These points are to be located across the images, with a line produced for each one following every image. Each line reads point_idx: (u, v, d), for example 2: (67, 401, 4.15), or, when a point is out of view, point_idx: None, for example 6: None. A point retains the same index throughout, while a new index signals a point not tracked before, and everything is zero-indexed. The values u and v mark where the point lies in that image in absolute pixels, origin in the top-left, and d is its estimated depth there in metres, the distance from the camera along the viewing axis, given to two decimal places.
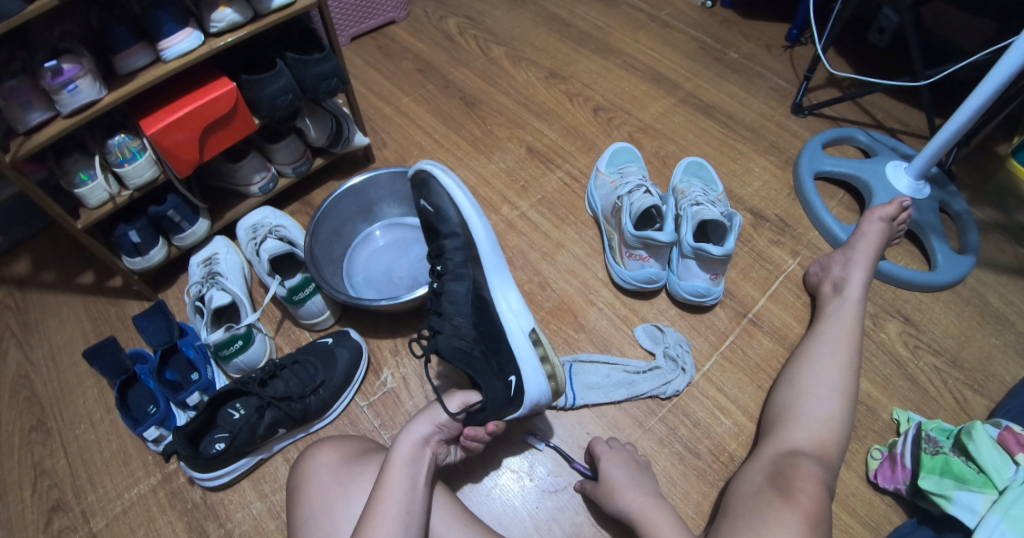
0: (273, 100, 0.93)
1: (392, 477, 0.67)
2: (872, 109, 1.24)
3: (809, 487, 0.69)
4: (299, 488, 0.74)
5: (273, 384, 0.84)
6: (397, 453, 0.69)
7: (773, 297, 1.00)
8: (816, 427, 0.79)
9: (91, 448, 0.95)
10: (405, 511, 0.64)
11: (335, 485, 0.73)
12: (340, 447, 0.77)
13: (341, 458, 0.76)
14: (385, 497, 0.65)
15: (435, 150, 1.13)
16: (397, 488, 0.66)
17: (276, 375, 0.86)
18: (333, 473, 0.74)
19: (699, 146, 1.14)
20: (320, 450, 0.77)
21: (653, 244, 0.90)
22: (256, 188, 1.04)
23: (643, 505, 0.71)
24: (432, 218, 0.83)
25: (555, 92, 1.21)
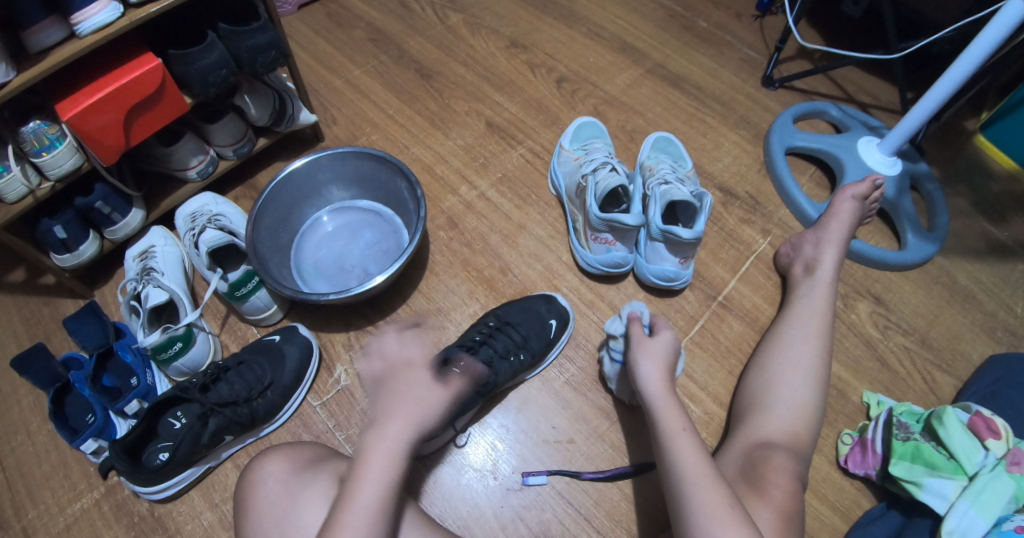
0: (204, 76, 0.85)
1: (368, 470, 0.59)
2: (842, 80, 1.20)
3: (780, 480, 0.68)
4: (248, 500, 0.69)
5: (216, 388, 0.79)
6: (381, 436, 0.60)
7: (743, 279, 0.97)
8: (788, 416, 0.77)
9: (29, 461, 0.89)
10: (379, 515, 0.57)
11: (285, 494, 0.68)
12: (290, 454, 0.73)
13: (292, 466, 0.71)
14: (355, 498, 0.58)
15: (389, 127, 1.05)
16: (370, 479, 0.58)
17: (220, 378, 0.80)
18: (283, 483, 0.69)
19: (668, 120, 1.09)
20: (269, 459, 0.72)
21: (620, 228, 0.85)
22: (193, 173, 0.95)
23: (665, 399, 0.68)
24: (542, 329, 0.84)
25: (516, 63, 1.13)
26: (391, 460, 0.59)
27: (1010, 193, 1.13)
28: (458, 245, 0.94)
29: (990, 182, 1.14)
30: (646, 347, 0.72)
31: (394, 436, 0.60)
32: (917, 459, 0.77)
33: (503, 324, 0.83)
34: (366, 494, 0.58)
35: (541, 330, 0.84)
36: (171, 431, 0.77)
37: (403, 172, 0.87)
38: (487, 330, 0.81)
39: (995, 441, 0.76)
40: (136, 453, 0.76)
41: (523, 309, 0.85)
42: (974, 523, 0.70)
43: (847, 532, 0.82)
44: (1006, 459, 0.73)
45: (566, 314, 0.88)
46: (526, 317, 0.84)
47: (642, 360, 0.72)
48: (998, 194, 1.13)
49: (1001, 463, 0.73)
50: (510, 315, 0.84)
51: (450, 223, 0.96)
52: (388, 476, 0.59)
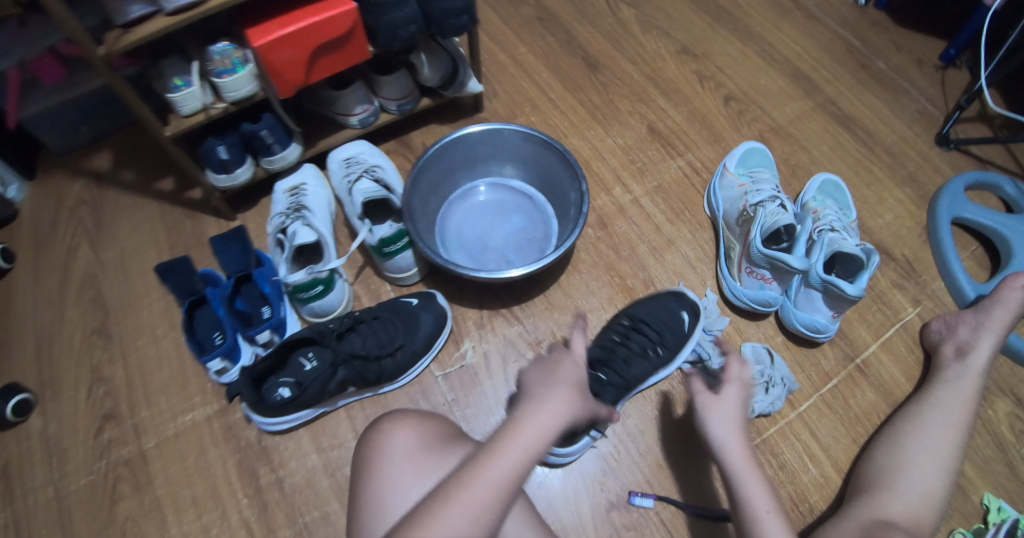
0: (393, 29, 0.83)
1: (505, 450, 0.54)
2: (1022, 156, 1.10)
3: None
4: (370, 464, 0.68)
5: (349, 340, 0.79)
6: (517, 430, 0.56)
7: (885, 346, 0.92)
8: (917, 501, 0.72)
9: (150, 364, 0.93)
10: (496, 509, 0.52)
11: (411, 473, 0.66)
12: (420, 428, 0.71)
13: (419, 443, 0.69)
14: (480, 480, 0.52)
15: (549, 111, 1.03)
16: (507, 456, 0.54)
17: (354, 329, 0.80)
18: (410, 459, 0.67)
19: (833, 162, 1.03)
20: (399, 429, 0.69)
21: (781, 268, 0.82)
22: (354, 120, 0.94)
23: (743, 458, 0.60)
24: (675, 321, 0.82)
25: (685, 71, 1.09)
26: (542, 437, 0.56)
27: None
28: (605, 246, 0.92)
29: None
30: (716, 405, 0.61)
31: (541, 413, 0.57)
32: None
33: (636, 323, 0.82)
34: (494, 468, 0.53)
35: (674, 327, 0.82)
36: (299, 370, 0.79)
37: (571, 164, 0.84)
38: (622, 330, 0.81)
39: None
40: (261, 382, 0.77)
41: (654, 303, 0.84)
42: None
43: None
44: None
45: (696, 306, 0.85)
46: (659, 312, 0.83)
47: (714, 420, 0.61)
48: None
49: None
50: (642, 314, 0.83)
51: (599, 222, 0.94)
52: (521, 453, 0.54)
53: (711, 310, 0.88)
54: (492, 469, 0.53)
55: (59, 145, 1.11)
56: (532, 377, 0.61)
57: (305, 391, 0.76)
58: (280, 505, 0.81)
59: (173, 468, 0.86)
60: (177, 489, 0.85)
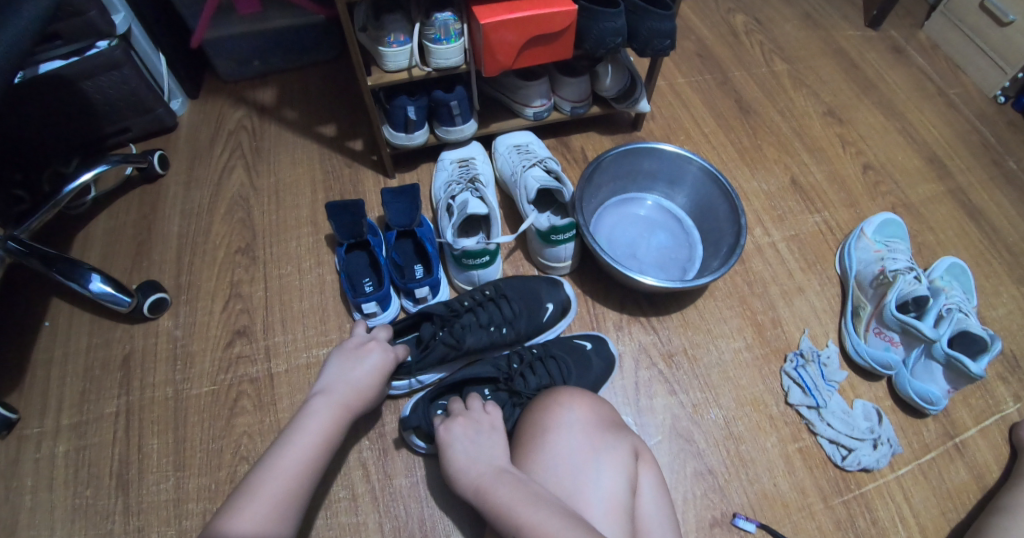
0: (601, 37, 0.89)
1: (306, 431, 0.66)
2: None
3: None
4: (540, 414, 0.69)
5: (524, 379, 0.78)
6: (317, 408, 0.68)
7: (983, 433, 0.95)
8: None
9: (290, 291, 0.97)
10: (298, 481, 0.62)
11: (587, 447, 0.65)
12: (596, 407, 0.70)
13: (596, 421, 0.68)
14: (286, 451, 0.63)
15: (701, 143, 1.07)
16: (309, 430, 0.66)
17: (528, 369, 0.79)
18: (587, 435, 0.66)
19: (958, 249, 1.07)
20: (577, 402, 0.69)
21: (910, 332, 0.86)
22: (530, 112, 0.99)
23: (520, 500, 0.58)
24: (539, 307, 0.86)
25: (829, 132, 1.13)
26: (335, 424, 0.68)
27: None
28: (741, 280, 0.96)
29: None
30: (470, 419, 0.69)
31: (334, 405, 0.69)
32: None
33: (498, 296, 0.84)
34: (292, 453, 0.63)
35: (535, 308, 0.85)
36: None
37: (730, 194, 0.88)
38: (480, 296, 0.84)
39: None
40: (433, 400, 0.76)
41: (566, 308, 0.88)
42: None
43: None
44: None
45: (570, 302, 0.89)
46: (524, 295, 0.86)
47: (456, 445, 0.67)
48: None
49: None
50: (509, 290, 0.86)
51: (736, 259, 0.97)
52: (315, 445, 0.65)
53: (833, 361, 0.90)
54: (297, 439, 0.65)
55: (230, 71, 1.16)
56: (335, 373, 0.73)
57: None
58: (400, 453, 0.83)
59: (299, 396, 0.90)
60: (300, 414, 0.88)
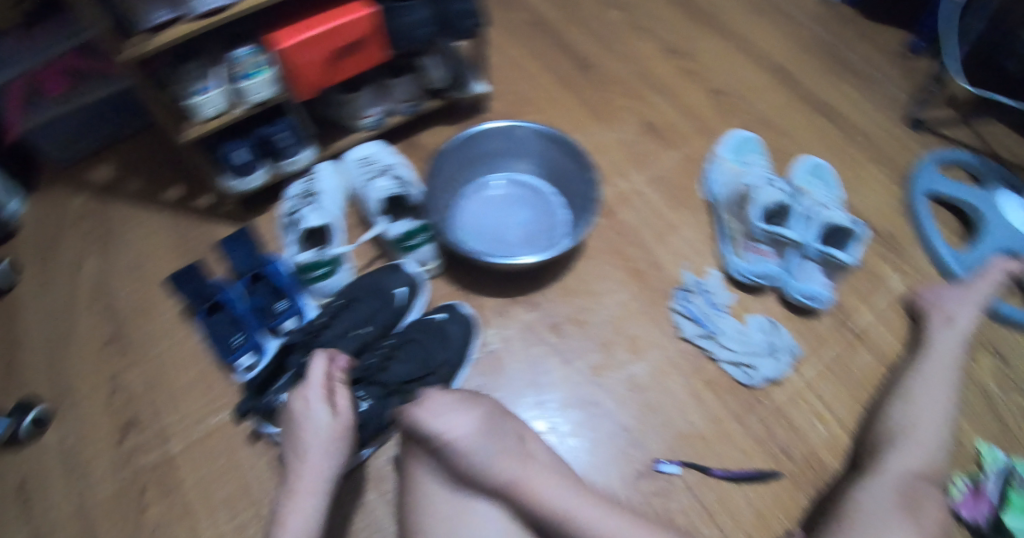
0: (411, 30, 0.88)
1: (301, 497, 0.62)
2: (988, 135, 1.19)
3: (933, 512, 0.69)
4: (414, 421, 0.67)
5: (392, 368, 0.80)
6: (302, 471, 0.64)
7: (877, 314, 0.98)
8: (936, 452, 0.76)
9: (172, 369, 0.93)
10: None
11: None
12: None
13: None
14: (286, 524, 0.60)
15: (548, 109, 1.07)
16: (305, 497, 0.62)
17: (393, 356, 0.81)
18: None
19: (816, 148, 1.10)
20: None
21: (779, 240, 0.90)
22: (367, 121, 0.98)
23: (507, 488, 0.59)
24: (391, 295, 0.86)
25: (672, 68, 1.15)
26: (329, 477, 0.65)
27: None
28: (613, 232, 0.95)
29: None
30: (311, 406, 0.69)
31: (314, 459, 0.65)
32: None
33: (350, 302, 0.85)
34: (296, 525, 0.60)
35: (386, 298, 0.86)
36: None
37: (577, 153, 0.89)
38: (333, 308, 0.84)
39: None
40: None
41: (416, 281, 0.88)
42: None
43: None
44: None
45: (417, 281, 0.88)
46: (374, 289, 0.86)
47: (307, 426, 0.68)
48: None
49: None
50: (358, 292, 0.86)
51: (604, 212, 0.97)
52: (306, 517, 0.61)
53: (716, 287, 0.92)
54: (294, 508, 0.62)
55: (60, 158, 1.10)
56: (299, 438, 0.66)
57: (366, 432, 0.76)
58: None
59: (203, 472, 0.86)
60: (209, 489, 0.85)
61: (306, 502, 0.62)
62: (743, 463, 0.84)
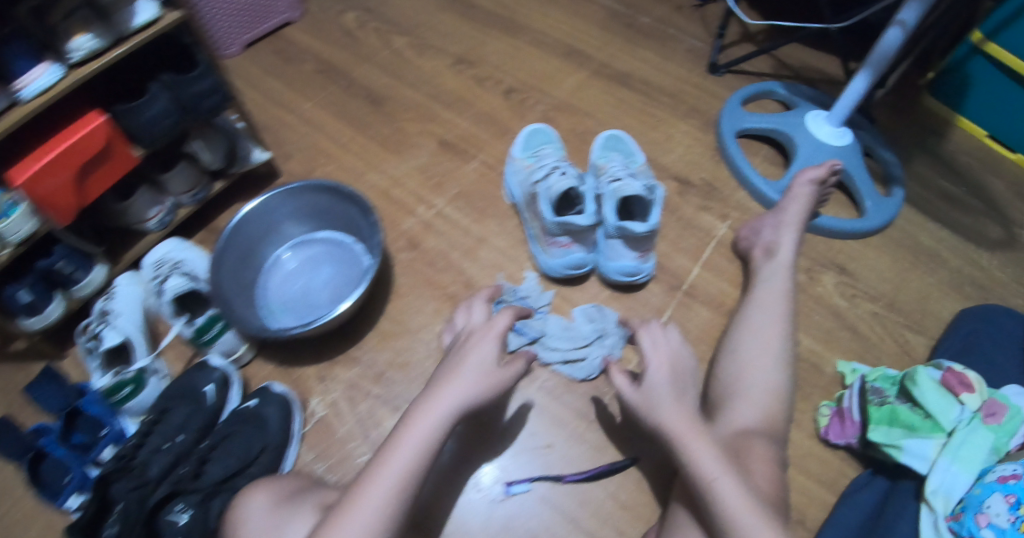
0: (151, 126, 0.86)
1: (422, 416, 0.63)
2: (788, 60, 1.22)
3: (763, 468, 0.71)
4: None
5: (209, 470, 0.79)
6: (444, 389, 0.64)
7: (706, 265, 0.98)
8: (767, 401, 0.78)
9: (9, 529, 0.88)
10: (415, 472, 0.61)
11: (270, 526, 0.67)
12: (273, 487, 0.73)
13: (275, 500, 0.71)
14: (402, 447, 0.61)
15: (344, 156, 1.07)
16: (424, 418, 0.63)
17: (208, 459, 0.80)
18: (269, 517, 0.68)
19: (619, 118, 1.11)
20: (252, 494, 0.72)
21: (575, 229, 0.86)
22: (153, 223, 0.97)
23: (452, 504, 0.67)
24: (199, 397, 0.85)
25: (464, 79, 1.16)
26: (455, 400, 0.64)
27: (966, 154, 1.16)
28: (422, 263, 0.94)
29: (942, 142, 1.17)
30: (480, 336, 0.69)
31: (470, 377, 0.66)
32: (895, 423, 0.82)
33: (159, 416, 0.83)
34: (407, 449, 0.61)
35: (196, 402, 0.84)
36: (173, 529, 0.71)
37: (357, 199, 0.88)
38: (143, 426, 0.82)
39: (969, 394, 0.80)
40: None
41: (225, 375, 0.87)
42: (958, 478, 0.75)
43: (835, 503, 0.85)
44: (981, 411, 0.79)
45: (227, 376, 0.87)
46: (183, 396, 0.85)
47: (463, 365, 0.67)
48: (950, 155, 1.16)
49: (976, 416, 0.78)
50: (166, 403, 0.84)
51: (410, 244, 0.96)
52: (420, 455, 0.61)
53: (532, 291, 0.91)
54: (412, 430, 0.62)
55: None
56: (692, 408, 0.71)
57: None
58: None
59: None
60: None
61: (409, 444, 0.61)
62: (596, 457, 0.82)
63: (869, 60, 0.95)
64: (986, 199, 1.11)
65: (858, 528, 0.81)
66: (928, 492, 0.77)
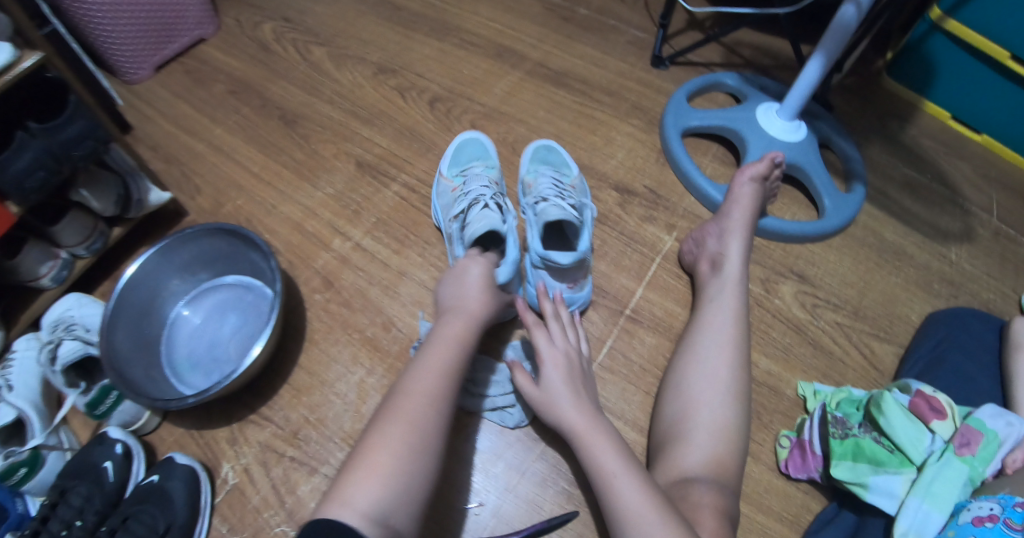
0: (21, 182, 0.77)
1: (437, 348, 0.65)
2: (738, 46, 1.13)
3: (707, 521, 0.64)
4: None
5: None
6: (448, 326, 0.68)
7: (651, 285, 0.90)
8: (713, 440, 0.71)
9: None
10: (433, 409, 0.60)
11: None
12: None
13: None
14: (421, 374, 0.62)
15: (255, 187, 0.98)
16: (440, 352, 0.65)
17: None
18: None
19: (554, 123, 1.02)
20: None
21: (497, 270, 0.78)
22: (47, 280, 0.89)
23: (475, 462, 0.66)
24: (100, 474, 0.77)
25: (385, 91, 1.06)
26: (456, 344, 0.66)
27: (933, 137, 1.07)
28: (337, 304, 0.86)
29: (906, 126, 1.08)
30: (461, 278, 0.73)
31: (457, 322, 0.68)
32: (860, 457, 0.74)
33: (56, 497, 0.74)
34: (428, 375, 0.62)
35: (97, 479, 0.77)
36: None
37: (256, 245, 0.80)
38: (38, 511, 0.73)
39: (940, 421, 0.74)
40: None
41: (130, 445, 0.80)
42: (929, 517, 0.69)
43: None
44: (954, 441, 0.71)
45: (131, 448, 0.80)
46: (83, 473, 0.77)
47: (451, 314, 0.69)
48: (914, 140, 1.07)
49: (949, 448, 0.71)
50: (63, 482, 0.76)
51: (325, 283, 0.88)
52: (435, 398, 0.61)
53: None
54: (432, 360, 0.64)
55: None
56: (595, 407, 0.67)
57: None
58: None
59: None
60: None
61: (432, 372, 0.63)
62: (534, 513, 0.75)
63: (822, 40, 0.86)
64: (953, 186, 1.03)
65: None
66: (899, 534, 0.69)
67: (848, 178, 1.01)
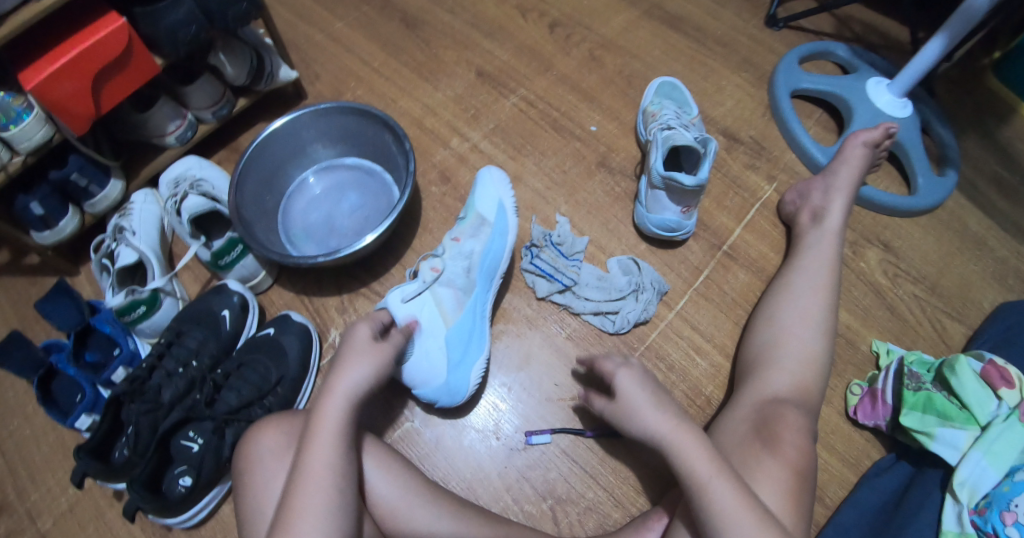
0: (174, 33, 0.79)
1: (320, 435, 0.60)
2: (850, 19, 1.15)
3: (794, 438, 0.66)
4: (244, 474, 0.68)
5: (223, 399, 0.77)
6: (324, 404, 0.61)
7: (748, 227, 0.93)
8: (804, 371, 0.72)
9: (27, 444, 0.87)
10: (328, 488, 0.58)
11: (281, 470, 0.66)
12: (286, 423, 0.70)
13: (286, 439, 0.68)
14: (313, 460, 0.58)
15: (374, 80, 1.02)
16: (324, 435, 0.60)
17: (224, 386, 0.78)
18: (278, 458, 0.67)
19: (667, 63, 1.05)
20: (264, 431, 0.69)
21: (678, 187, 0.80)
22: (172, 138, 0.92)
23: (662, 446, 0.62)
24: (215, 324, 0.83)
25: (506, 8, 1.08)
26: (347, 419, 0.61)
27: None
28: (452, 199, 0.92)
29: (1001, 125, 1.11)
30: (353, 352, 0.64)
31: (340, 397, 0.61)
32: (929, 409, 0.77)
33: (174, 337, 0.81)
34: (318, 462, 0.58)
35: (212, 327, 0.82)
36: (186, 454, 0.73)
37: (389, 125, 0.83)
38: (156, 348, 0.79)
39: (1008, 390, 0.75)
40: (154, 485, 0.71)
41: (242, 302, 0.85)
42: (986, 471, 0.71)
43: (856, 483, 0.83)
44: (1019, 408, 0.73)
45: (244, 302, 0.85)
46: (197, 320, 0.82)
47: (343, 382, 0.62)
48: (1008, 139, 1.10)
49: (1013, 412, 0.73)
50: (181, 324, 0.82)
51: (442, 178, 0.93)
52: (334, 468, 0.59)
53: (565, 237, 0.87)
54: (318, 448, 0.59)
55: None
56: (654, 391, 0.64)
57: (205, 469, 0.73)
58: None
59: None
60: None
61: (319, 458, 0.59)
62: None
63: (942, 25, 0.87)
64: None
65: (878, 512, 0.78)
66: (955, 482, 0.72)
67: (943, 162, 1.04)
